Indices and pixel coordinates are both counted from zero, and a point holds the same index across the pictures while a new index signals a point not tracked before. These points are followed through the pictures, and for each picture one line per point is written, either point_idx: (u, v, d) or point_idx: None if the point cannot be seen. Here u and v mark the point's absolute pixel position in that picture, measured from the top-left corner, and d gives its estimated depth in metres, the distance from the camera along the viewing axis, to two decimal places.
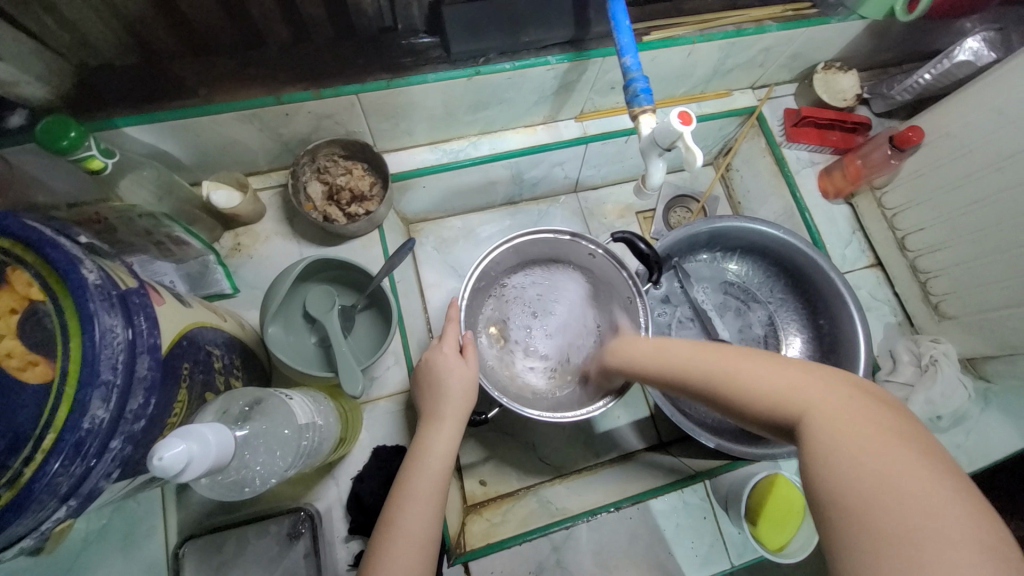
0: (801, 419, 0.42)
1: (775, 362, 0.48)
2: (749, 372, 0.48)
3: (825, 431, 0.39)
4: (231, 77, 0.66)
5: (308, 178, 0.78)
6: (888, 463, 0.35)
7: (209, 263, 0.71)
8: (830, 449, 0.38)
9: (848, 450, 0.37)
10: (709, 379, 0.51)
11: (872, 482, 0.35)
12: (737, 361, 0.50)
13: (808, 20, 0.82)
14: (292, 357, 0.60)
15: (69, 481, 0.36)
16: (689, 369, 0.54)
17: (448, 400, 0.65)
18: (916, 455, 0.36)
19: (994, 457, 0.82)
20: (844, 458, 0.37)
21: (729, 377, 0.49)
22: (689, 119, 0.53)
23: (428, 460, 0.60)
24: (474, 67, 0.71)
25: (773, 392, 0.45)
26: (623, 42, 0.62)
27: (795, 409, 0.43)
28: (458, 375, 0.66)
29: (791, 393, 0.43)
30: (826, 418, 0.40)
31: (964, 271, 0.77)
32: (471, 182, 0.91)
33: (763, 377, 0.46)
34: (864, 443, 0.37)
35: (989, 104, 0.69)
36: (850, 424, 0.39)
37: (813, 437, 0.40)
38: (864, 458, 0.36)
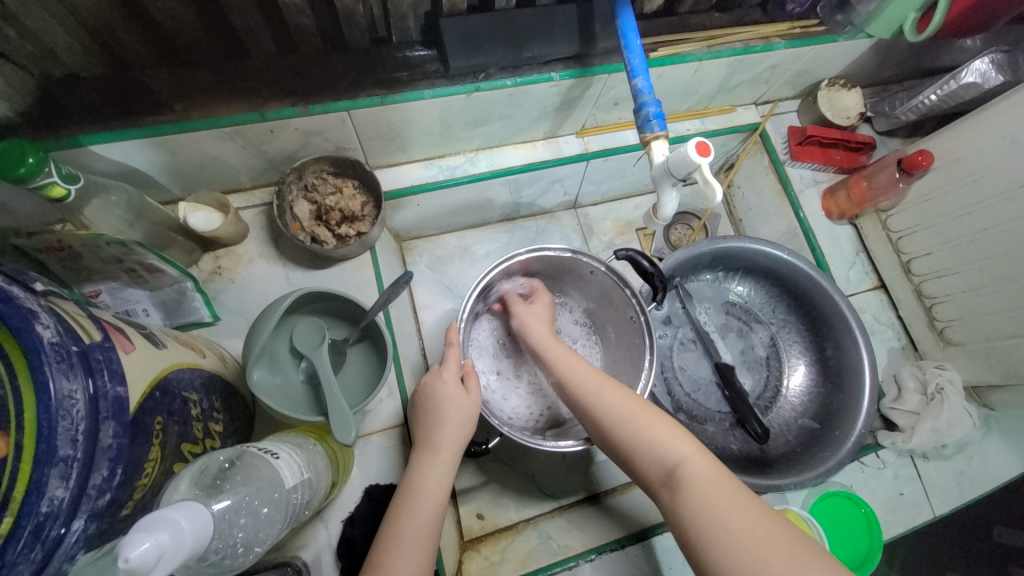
0: (681, 471, 0.50)
1: (654, 416, 0.55)
2: (642, 424, 0.54)
3: (697, 488, 0.48)
4: (211, 91, 0.61)
5: (294, 198, 0.73)
6: (737, 509, 0.46)
7: (186, 290, 0.66)
8: (704, 504, 0.47)
9: (714, 507, 0.47)
10: (609, 422, 0.56)
11: (735, 521, 0.45)
12: (638, 408, 0.56)
13: (816, 38, 0.80)
14: (278, 399, 0.55)
15: (30, 569, 0.31)
16: (592, 399, 0.58)
17: (443, 431, 0.60)
18: (757, 511, 0.46)
19: (994, 482, 0.82)
20: (712, 509, 0.47)
21: (630, 420, 0.55)
22: (707, 150, 0.50)
23: (420, 499, 0.55)
24: (474, 83, 0.68)
25: (663, 441, 0.53)
26: (634, 62, 0.59)
27: (677, 461, 0.51)
28: (457, 405, 0.61)
29: (676, 446, 0.52)
30: (702, 474, 0.49)
31: (971, 299, 0.76)
32: (467, 199, 0.87)
33: (653, 430, 0.54)
34: (726, 500, 0.47)
35: (1002, 131, 0.67)
36: (716, 484, 0.48)
37: (692, 488, 0.49)
38: (724, 511, 0.46)
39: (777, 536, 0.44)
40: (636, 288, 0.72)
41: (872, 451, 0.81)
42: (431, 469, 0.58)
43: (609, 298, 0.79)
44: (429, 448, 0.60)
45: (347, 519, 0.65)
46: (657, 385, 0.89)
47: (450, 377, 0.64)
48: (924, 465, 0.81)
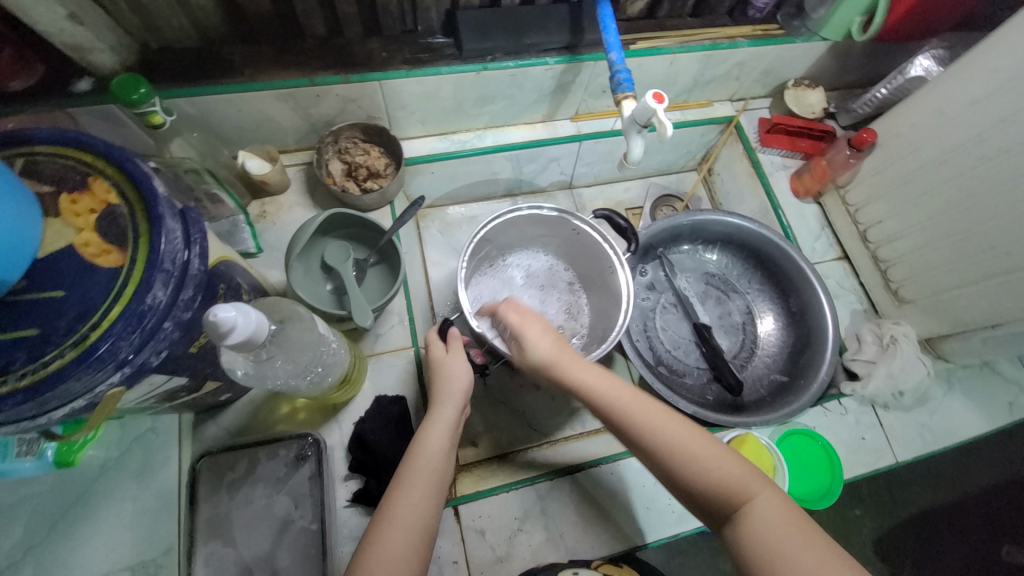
0: (752, 505, 0.54)
1: (717, 447, 0.57)
2: (707, 456, 0.56)
3: (766, 522, 0.52)
4: (271, 62, 0.76)
5: (330, 157, 0.88)
6: (798, 540, 0.51)
7: (238, 223, 0.80)
8: (771, 536, 0.52)
9: (774, 542, 0.51)
10: (665, 445, 0.58)
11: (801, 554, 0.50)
12: (703, 443, 0.57)
13: (774, 38, 0.93)
14: (309, 298, 0.67)
15: (128, 347, 0.43)
16: (651, 427, 0.58)
17: (446, 387, 0.64)
18: (818, 542, 0.51)
19: (953, 435, 0.88)
20: (784, 541, 0.51)
21: (689, 452, 0.57)
22: (662, 97, 0.63)
23: (430, 456, 0.58)
24: (482, 63, 0.82)
25: (732, 476, 0.55)
26: (610, 41, 0.72)
27: (750, 495, 0.54)
28: (458, 372, 0.65)
29: (745, 481, 0.55)
30: (773, 511, 0.53)
31: (917, 258, 0.85)
32: (476, 171, 1.01)
33: (718, 463, 0.56)
34: (796, 534, 0.51)
35: (932, 106, 0.78)
36: (783, 520, 0.52)
37: (761, 524, 0.52)
38: (785, 546, 0.51)
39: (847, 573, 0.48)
40: (610, 235, 0.83)
41: (835, 399, 0.88)
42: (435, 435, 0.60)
43: (592, 254, 0.90)
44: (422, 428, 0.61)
45: (357, 420, 0.75)
46: (639, 340, 0.98)
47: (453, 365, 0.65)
48: (885, 414, 0.88)
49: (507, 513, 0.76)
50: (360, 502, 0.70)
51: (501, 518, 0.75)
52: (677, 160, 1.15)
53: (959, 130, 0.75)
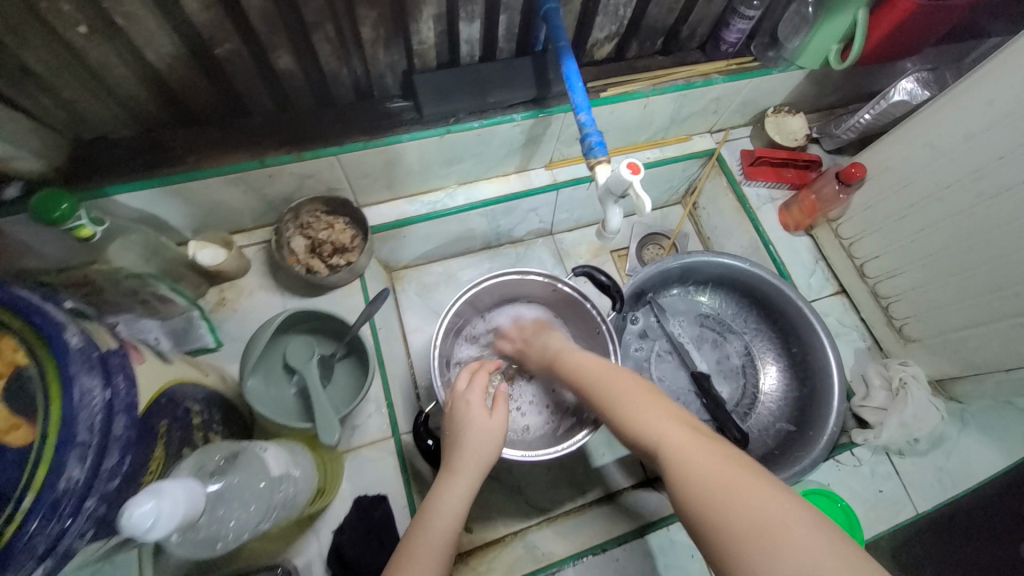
0: (671, 451, 0.49)
1: (658, 403, 0.54)
2: (644, 416, 0.53)
3: (685, 468, 0.47)
4: (217, 145, 0.71)
5: (291, 234, 0.82)
6: (731, 486, 0.44)
7: (193, 319, 0.74)
8: (692, 474, 0.46)
9: (699, 487, 0.45)
10: (612, 412, 0.56)
11: (717, 492, 0.44)
12: (643, 400, 0.55)
13: (750, 72, 0.90)
14: (271, 409, 0.61)
15: (46, 540, 0.36)
16: (603, 397, 0.58)
17: (462, 451, 0.60)
18: (750, 484, 0.44)
19: (974, 478, 0.83)
20: (707, 489, 0.45)
21: (627, 410, 0.55)
22: (637, 168, 0.58)
23: (432, 521, 0.55)
24: (445, 126, 0.78)
25: (662, 426, 0.51)
26: (577, 100, 0.67)
27: (676, 444, 0.49)
28: (476, 426, 0.61)
29: (674, 432, 0.50)
30: (696, 458, 0.47)
31: (920, 295, 0.80)
32: (450, 229, 0.96)
33: (657, 420, 0.52)
34: (722, 484, 0.44)
35: (923, 139, 0.74)
36: (707, 470, 0.46)
37: (681, 467, 0.47)
38: (712, 487, 0.45)
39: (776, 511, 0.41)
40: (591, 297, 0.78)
41: (846, 450, 0.83)
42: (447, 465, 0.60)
43: (578, 315, 0.84)
44: (447, 470, 0.59)
45: (336, 528, 0.68)
46: None
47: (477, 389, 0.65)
48: (900, 462, 0.83)
49: None
50: None
51: None
52: (660, 195, 1.12)
53: (955, 166, 0.71)
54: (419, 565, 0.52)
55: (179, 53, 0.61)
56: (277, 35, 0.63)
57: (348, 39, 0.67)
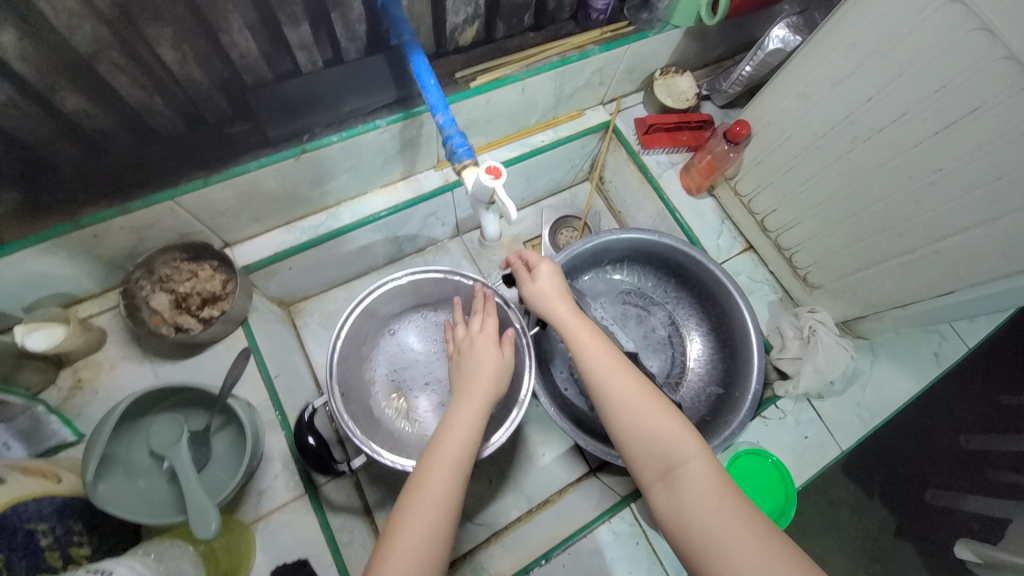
0: (685, 470, 0.56)
1: (670, 415, 0.60)
2: (648, 416, 0.59)
3: (693, 488, 0.54)
4: (19, 211, 0.60)
5: (149, 292, 0.72)
6: (735, 518, 0.51)
7: (40, 415, 0.64)
8: (700, 505, 0.53)
9: (702, 512, 0.53)
10: (616, 399, 0.61)
11: (717, 518, 0.52)
12: (649, 404, 0.60)
13: (626, 38, 0.85)
14: (134, 509, 0.52)
15: None
16: (602, 381, 0.62)
17: (476, 384, 0.61)
18: (750, 522, 0.51)
19: (889, 405, 0.87)
20: (708, 515, 0.52)
21: (632, 411, 0.60)
22: (498, 171, 0.53)
23: (446, 444, 0.56)
24: (299, 145, 0.69)
25: (668, 441, 0.57)
26: (432, 99, 0.61)
27: (691, 466, 0.56)
28: (492, 361, 0.63)
29: (680, 446, 0.57)
30: (700, 482, 0.55)
31: (818, 244, 0.81)
32: (342, 251, 0.88)
33: (661, 429, 0.58)
34: (721, 514, 0.52)
35: (796, 90, 0.73)
36: (712, 496, 0.53)
37: (691, 486, 0.55)
38: (709, 513, 0.52)
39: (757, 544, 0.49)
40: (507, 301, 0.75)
41: (771, 403, 0.85)
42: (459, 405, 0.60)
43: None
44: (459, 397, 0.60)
45: None
46: (567, 389, 0.92)
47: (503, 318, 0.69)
48: (821, 405, 0.85)
49: None
50: None
51: None
52: (566, 175, 1.08)
53: (827, 114, 0.70)
54: (438, 499, 0.52)
55: None
56: (48, 74, 0.52)
57: (147, 65, 0.56)
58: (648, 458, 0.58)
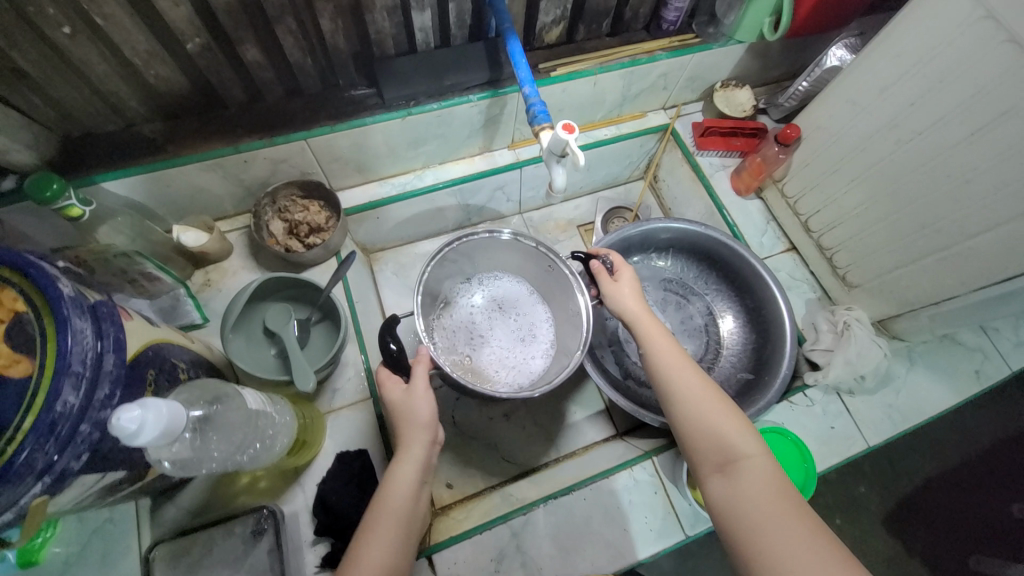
0: (744, 465, 0.60)
1: (734, 414, 0.64)
2: (713, 412, 0.64)
3: (751, 481, 0.59)
4: (195, 135, 0.78)
5: (270, 218, 0.88)
6: (790, 517, 0.55)
7: (180, 296, 0.79)
8: (757, 498, 0.57)
9: (758, 503, 0.57)
10: (684, 393, 0.66)
11: (773, 513, 0.56)
12: (715, 403, 0.65)
13: (691, 48, 0.96)
14: (250, 366, 0.67)
15: (45, 458, 0.42)
16: (669, 375, 0.68)
17: (414, 426, 0.63)
18: (805, 522, 0.55)
19: (923, 411, 0.88)
20: (763, 510, 0.56)
21: (699, 404, 0.65)
22: (571, 128, 0.64)
23: (391, 496, 0.59)
24: (406, 108, 0.84)
25: (731, 437, 0.62)
26: (521, 74, 0.74)
27: (751, 461, 0.60)
28: (424, 401, 0.65)
29: (741, 443, 0.61)
30: (759, 477, 0.59)
31: (858, 243, 0.86)
32: (421, 210, 1.02)
33: (725, 427, 0.63)
34: (776, 511, 0.56)
35: (845, 96, 0.80)
36: (771, 493, 0.57)
37: (749, 480, 0.59)
38: (765, 503, 0.57)
39: (811, 544, 0.53)
40: (571, 269, 0.81)
41: (799, 390, 0.89)
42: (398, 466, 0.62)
43: (556, 285, 0.86)
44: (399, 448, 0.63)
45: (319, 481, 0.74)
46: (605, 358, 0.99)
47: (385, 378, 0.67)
48: (851, 399, 0.88)
49: (483, 556, 0.73)
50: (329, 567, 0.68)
51: (476, 563, 0.72)
52: (622, 171, 1.18)
53: (873, 118, 0.77)
54: (387, 544, 0.57)
55: (153, 50, 0.67)
56: (242, 29, 0.69)
57: (308, 30, 0.73)
58: (709, 452, 0.62)
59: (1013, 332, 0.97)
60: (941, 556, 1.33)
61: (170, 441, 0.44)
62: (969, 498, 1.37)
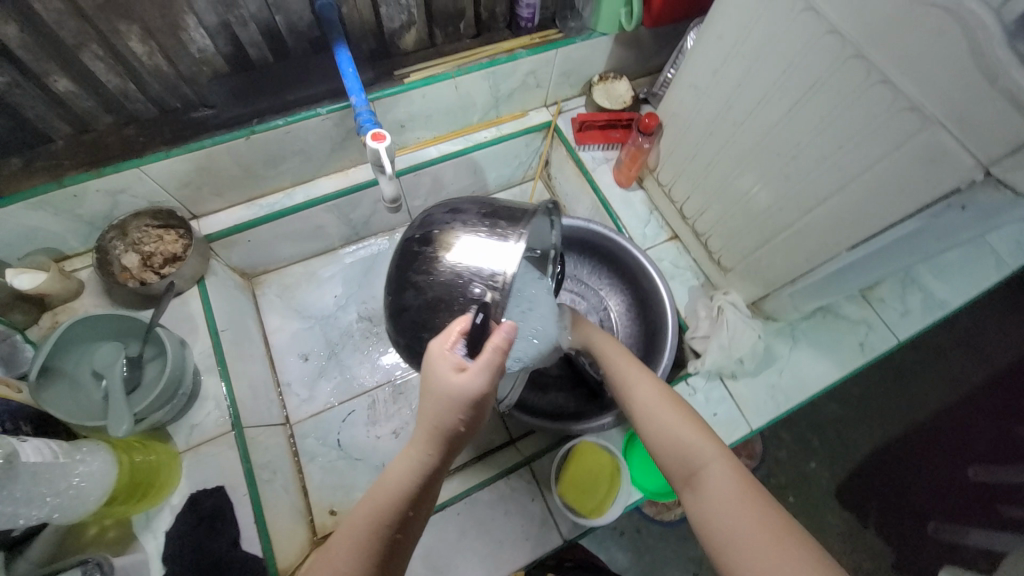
0: (706, 473, 0.57)
1: (694, 423, 0.62)
2: (669, 421, 0.62)
3: (717, 489, 0.55)
4: (18, 175, 0.74)
5: (122, 252, 0.84)
6: (760, 527, 0.51)
7: (17, 342, 0.76)
8: (725, 509, 0.54)
9: (726, 512, 0.53)
10: (641, 403, 0.66)
11: (742, 521, 0.52)
12: (674, 413, 0.63)
13: (552, 43, 0.95)
14: (70, 411, 0.63)
15: None
16: (627, 388, 0.68)
17: (433, 409, 0.53)
18: (775, 528, 0.50)
19: (805, 388, 0.88)
20: (733, 522, 0.52)
21: (657, 414, 0.63)
22: (381, 137, 0.63)
23: (379, 485, 0.54)
24: (249, 127, 0.81)
25: (692, 447, 0.59)
26: (349, 85, 0.72)
27: (714, 468, 0.57)
28: (448, 392, 0.51)
29: (703, 451, 0.59)
30: (723, 485, 0.55)
31: (723, 227, 0.86)
32: (298, 229, 0.99)
33: (683, 434, 0.61)
34: (744, 518, 0.52)
35: (689, 82, 0.80)
36: (737, 501, 0.53)
37: (713, 489, 0.55)
38: (732, 512, 0.53)
39: (788, 553, 0.48)
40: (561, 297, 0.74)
41: (682, 380, 0.88)
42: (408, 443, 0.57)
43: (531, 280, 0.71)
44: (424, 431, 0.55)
45: (170, 525, 0.70)
46: None
47: (443, 356, 0.51)
48: (733, 384, 0.88)
49: None
50: None
51: None
52: (514, 172, 1.18)
53: (714, 101, 0.76)
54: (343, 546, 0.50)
55: None
56: (45, 63, 0.65)
57: (122, 57, 0.69)
58: (674, 465, 0.60)
59: (900, 302, 0.97)
60: (895, 522, 1.29)
61: None
62: (917, 464, 1.34)
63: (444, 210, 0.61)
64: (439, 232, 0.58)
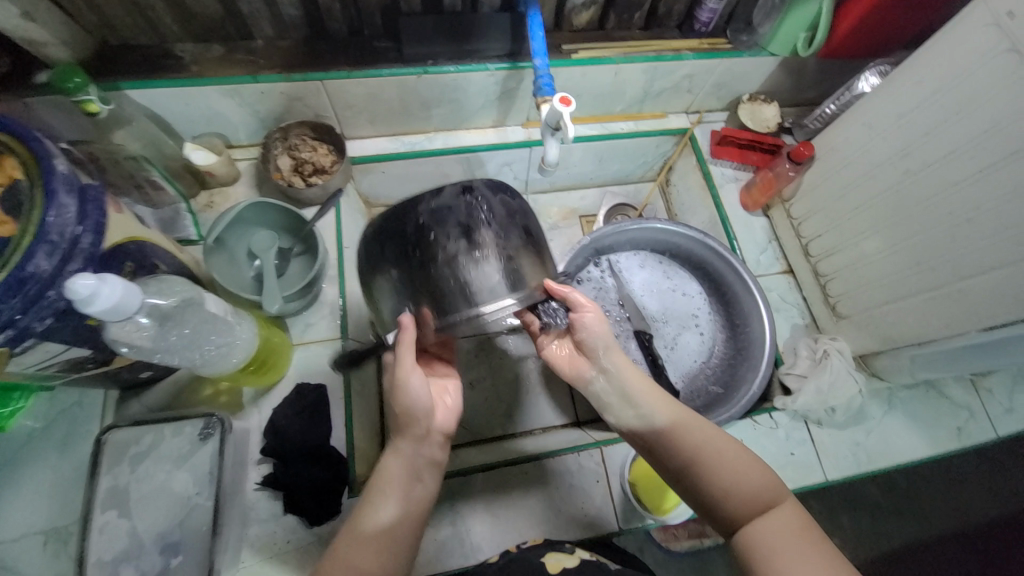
0: (768, 509, 0.57)
1: (746, 455, 0.60)
2: (724, 454, 0.60)
3: (779, 525, 0.55)
4: (218, 60, 0.81)
5: (279, 153, 0.91)
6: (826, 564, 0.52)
7: (180, 210, 0.85)
8: (789, 546, 0.53)
9: (792, 549, 0.53)
10: (691, 436, 0.61)
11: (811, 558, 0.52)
12: (725, 446, 0.60)
13: (721, 52, 0.94)
14: (228, 280, 0.71)
15: (8, 312, 0.46)
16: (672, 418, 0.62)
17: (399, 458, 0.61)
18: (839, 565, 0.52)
19: (890, 456, 0.85)
20: (799, 558, 0.52)
21: (704, 446, 0.60)
22: (569, 102, 0.65)
23: (365, 523, 0.57)
24: (423, 66, 0.85)
25: (749, 479, 0.58)
26: (535, 46, 0.75)
27: (771, 501, 0.57)
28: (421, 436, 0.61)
29: (761, 485, 0.58)
30: (786, 522, 0.55)
31: (853, 273, 0.84)
32: (427, 172, 1.04)
33: (736, 465, 0.59)
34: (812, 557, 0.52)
35: (863, 120, 0.79)
36: (798, 539, 0.54)
37: (777, 527, 0.55)
38: (795, 549, 0.53)
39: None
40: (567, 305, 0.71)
41: (766, 412, 0.88)
42: (369, 497, 0.59)
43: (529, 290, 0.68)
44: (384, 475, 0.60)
45: (276, 404, 0.77)
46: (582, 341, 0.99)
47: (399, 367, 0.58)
48: (817, 431, 0.86)
49: None
50: (269, 485, 0.72)
51: None
52: (635, 169, 1.19)
53: (889, 141, 0.74)
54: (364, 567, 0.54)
55: None
56: None
57: None
58: (731, 498, 0.58)
59: (1005, 398, 0.92)
60: None
61: (122, 319, 0.48)
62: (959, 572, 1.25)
63: (463, 216, 0.55)
64: (448, 250, 0.54)
